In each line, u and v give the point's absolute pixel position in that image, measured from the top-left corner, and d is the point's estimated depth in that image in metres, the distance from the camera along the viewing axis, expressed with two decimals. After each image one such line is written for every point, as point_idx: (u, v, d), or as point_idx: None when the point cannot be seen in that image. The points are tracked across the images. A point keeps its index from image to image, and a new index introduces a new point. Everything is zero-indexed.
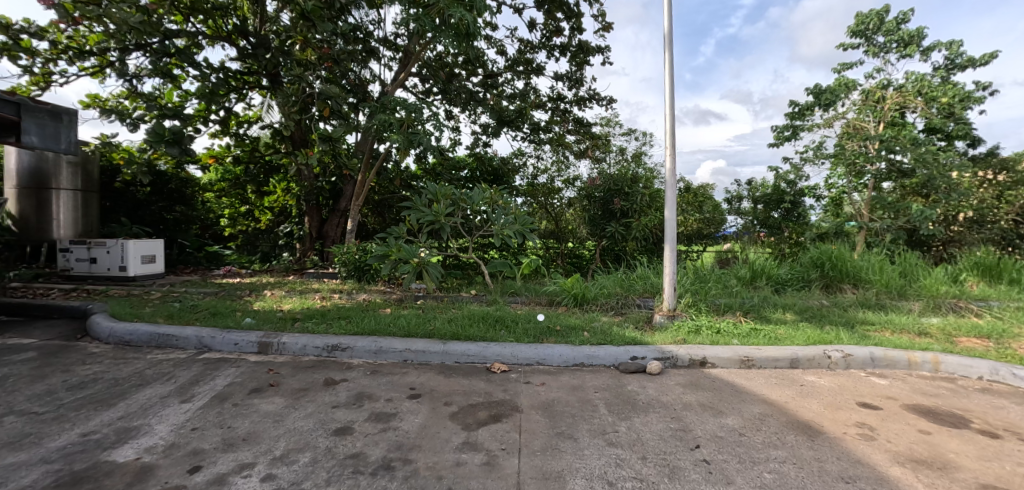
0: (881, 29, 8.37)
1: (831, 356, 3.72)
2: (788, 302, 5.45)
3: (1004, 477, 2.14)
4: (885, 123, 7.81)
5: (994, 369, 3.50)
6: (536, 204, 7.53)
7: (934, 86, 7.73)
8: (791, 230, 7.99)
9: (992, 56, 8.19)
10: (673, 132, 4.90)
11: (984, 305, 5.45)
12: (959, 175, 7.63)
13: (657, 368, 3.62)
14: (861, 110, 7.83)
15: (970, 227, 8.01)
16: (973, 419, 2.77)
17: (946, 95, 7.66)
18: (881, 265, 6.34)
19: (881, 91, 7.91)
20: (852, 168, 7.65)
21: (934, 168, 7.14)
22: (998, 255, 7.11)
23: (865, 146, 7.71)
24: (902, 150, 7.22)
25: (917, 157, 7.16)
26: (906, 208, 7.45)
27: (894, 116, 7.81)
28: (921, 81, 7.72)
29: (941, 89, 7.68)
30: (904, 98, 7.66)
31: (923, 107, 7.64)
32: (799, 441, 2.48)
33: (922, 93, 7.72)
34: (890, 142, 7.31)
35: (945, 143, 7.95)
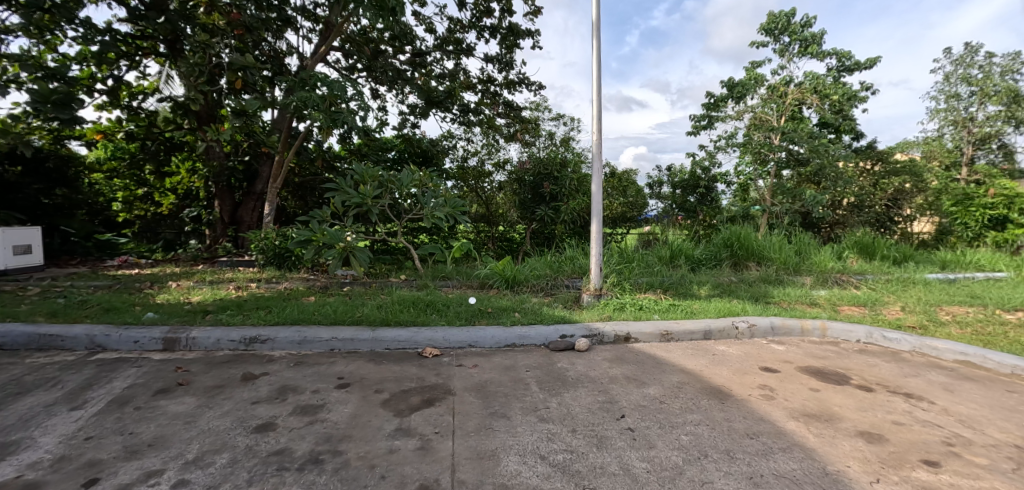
0: (787, 30, 9.16)
1: (738, 327, 4.10)
2: (702, 279, 5.91)
3: (877, 424, 2.50)
4: (785, 117, 8.58)
5: (869, 332, 4.05)
6: (467, 188, 7.45)
7: (827, 84, 8.56)
8: (705, 213, 8.67)
9: (875, 60, 9.28)
10: (600, 118, 5.05)
11: (861, 278, 6.27)
12: (843, 165, 8.64)
13: (584, 345, 3.77)
14: (765, 103, 8.56)
15: (852, 211, 9.16)
16: (852, 376, 3.20)
17: (837, 94, 8.52)
18: (780, 244, 7.05)
19: (784, 87, 8.64)
20: (757, 156, 8.38)
21: (825, 158, 8.04)
22: (872, 235, 8.19)
23: (767, 137, 8.51)
24: (800, 141, 8.08)
25: (812, 148, 7.99)
26: (802, 194, 8.27)
27: (793, 111, 8.58)
28: (818, 79, 8.52)
29: (834, 88, 8.49)
30: (803, 94, 8.39)
31: (818, 104, 8.40)
32: (711, 404, 2.71)
33: (818, 91, 8.49)
34: (789, 135, 8.10)
35: (835, 136, 8.92)
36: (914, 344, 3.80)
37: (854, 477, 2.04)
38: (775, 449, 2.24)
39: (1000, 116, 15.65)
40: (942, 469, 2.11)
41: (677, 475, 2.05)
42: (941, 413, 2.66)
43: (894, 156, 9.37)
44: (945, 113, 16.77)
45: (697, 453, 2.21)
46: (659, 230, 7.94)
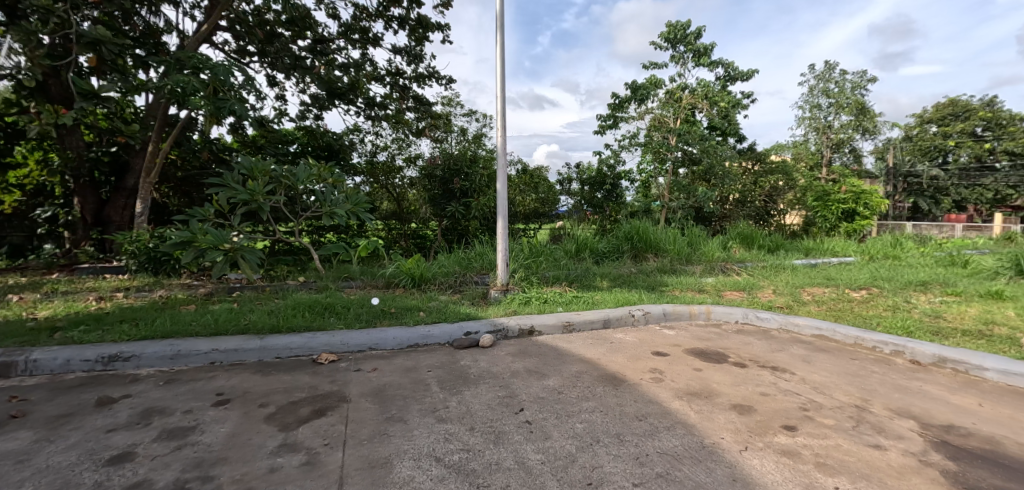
0: (682, 40, 9.92)
1: (634, 315, 4.34)
2: (605, 271, 6.21)
3: (748, 396, 2.76)
4: (680, 120, 9.28)
5: (745, 313, 4.51)
6: (377, 184, 7.14)
7: (716, 92, 9.38)
8: (611, 209, 9.11)
9: (754, 72, 10.36)
10: (504, 114, 5.06)
11: (742, 266, 6.98)
12: (729, 165, 9.59)
13: (488, 341, 3.75)
14: (663, 106, 9.19)
15: (737, 206, 10.19)
16: (730, 355, 3.51)
17: (724, 101, 9.38)
18: (674, 237, 7.64)
19: (680, 92, 9.35)
20: (657, 155, 8.99)
21: (714, 158, 8.87)
22: (752, 227, 9.19)
23: (665, 138, 9.14)
24: (692, 143, 8.82)
25: (702, 149, 8.81)
26: (695, 190, 9.08)
27: (687, 114, 9.31)
28: (708, 87, 9.29)
29: (721, 95, 9.36)
30: (695, 100, 9.15)
31: (708, 109, 9.25)
32: (606, 390, 2.82)
33: (708, 97, 9.30)
34: (683, 137, 8.81)
35: (722, 139, 9.84)
36: (780, 322, 4.29)
37: (727, 447, 2.22)
38: (660, 428, 2.37)
39: (850, 125, 18.47)
40: (798, 432, 2.38)
41: (570, 463, 2.08)
42: (798, 383, 3.01)
43: (770, 157, 10.58)
44: (809, 120, 19.30)
45: (590, 439, 2.27)
46: (568, 224, 8.19)
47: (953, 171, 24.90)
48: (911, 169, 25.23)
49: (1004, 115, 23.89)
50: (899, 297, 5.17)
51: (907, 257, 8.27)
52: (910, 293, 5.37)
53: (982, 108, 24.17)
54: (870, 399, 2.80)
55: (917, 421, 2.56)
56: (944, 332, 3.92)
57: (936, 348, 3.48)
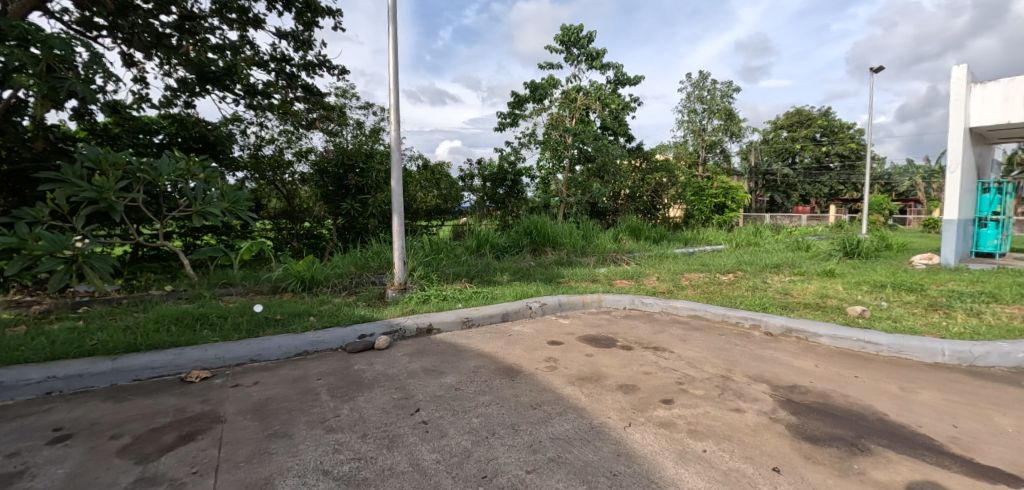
0: (576, 43, 10.45)
1: (531, 307, 4.51)
2: (505, 266, 6.38)
3: (632, 376, 3.00)
4: (576, 119, 9.80)
5: (632, 299, 4.89)
6: (263, 180, 6.50)
7: (607, 94, 9.97)
8: (512, 205, 9.38)
9: (640, 79, 11.22)
10: (398, 108, 4.92)
11: (630, 256, 7.58)
12: (619, 162, 10.34)
13: (384, 342, 3.64)
14: (560, 106, 9.59)
15: (627, 201, 11.06)
16: (618, 339, 3.79)
17: (615, 104, 10.04)
18: (570, 231, 8.08)
19: (575, 93, 9.81)
20: (555, 153, 9.40)
21: (605, 156, 9.53)
22: (639, 220, 10.05)
23: (562, 136, 9.51)
24: (587, 142, 9.37)
25: (596, 147, 9.37)
26: (590, 187, 9.67)
27: (582, 114, 9.84)
28: (600, 90, 9.82)
29: (612, 98, 9.99)
30: (588, 101, 9.72)
31: (600, 110, 9.87)
32: (502, 383, 2.88)
33: (601, 99, 9.86)
34: (579, 136, 9.31)
35: (613, 139, 10.58)
36: (661, 306, 4.73)
37: (613, 425, 2.39)
38: (553, 414, 2.48)
39: (720, 129, 21.03)
40: (673, 404, 2.63)
41: (465, 458, 2.09)
42: (674, 360, 3.34)
43: (657, 155, 11.50)
44: (688, 124, 21.51)
45: (486, 433, 2.30)
46: (472, 220, 8.32)
47: (799, 169, 29.48)
48: (768, 168, 29.39)
49: (836, 124, 28.73)
50: (756, 278, 5.99)
51: (764, 243, 9.62)
52: (764, 275, 6.25)
53: (820, 117, 28.88)
54: (732, 369, 3.20)
55: (767, 383, 2.98)
56: (790, 306, 4.62)
57: (786, 320, 4.07)
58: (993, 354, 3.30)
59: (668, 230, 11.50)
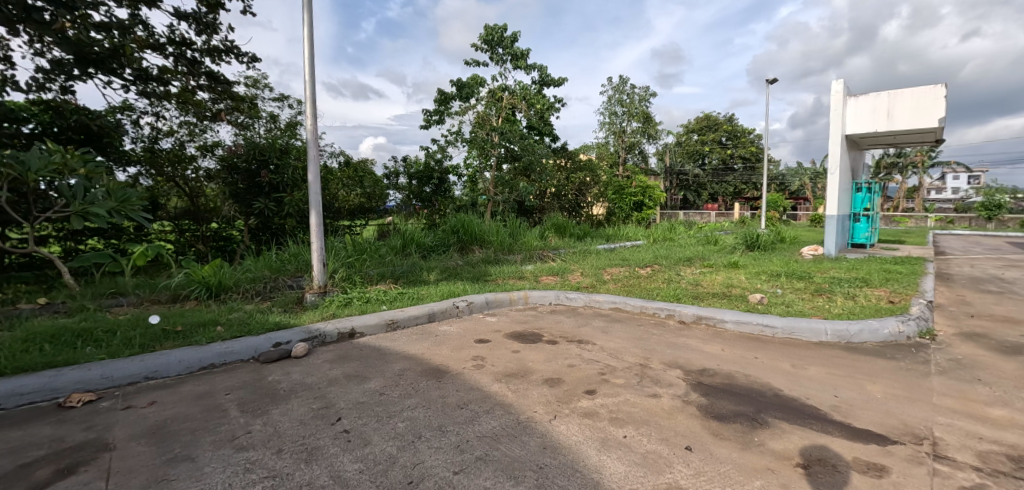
0: (501, 43, 10.55)
1: (458, 306, 4.52)
2: (432, 266, 6.34)
3: (556, 369, 3.12)
4: (503, 118, 9.94)
5: (557, 295, 5.08)
6: (161, 177, 5.84)
7: (533, 95, 10.27)
8: (439, 203, 9.40)
9: (563, 81, 11.58)
10: (313, 101, 4.68)
11: (556, 252, 7.85)
12: (545, 162, 10.67)
13: (302, 350, 3.44)
14: (487, 105, 9.68)
15: (553, 199, 11.45)
16: (543, 334, 3.92)
17: (540, 104, 10.37)
18: (497, 229, 8.21)
19: (501, 93, 9.96)
20: (482, 151, 9.39)
21: (531, 155, 9.84)
22: (564, 218, 10.46)
23: (488, 135, 9.61)
24: (513, 141, 9.60)
25: (522, 146, 9.68)
26: (516, 185, 9.87)
27: (508, 113, 10.01)
28: (526, 90, 10.09)
29: (537, 98, 10.31)
30: (514, 101, 9.93)
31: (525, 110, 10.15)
32: (429, 385, 2.85)
33: (526, 99, 10.13)
34: (505, 136, 9.50)
35: (538, 138, 10.87)
36: (584, 300, 4.97)
37: (539, 419, 2.45)
38: (480, 413, 2.50)
39: (638, 131, 22.36)
40: (596, 394, 2.76)
41: (391, 465, 2.03)
42: (597, 351, 3.51)
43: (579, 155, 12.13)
44: (609, 125, 22.60)
45: (412, 437, 2.26)
46: (397, 220, 8.20)
47: (707, 170, 32.20)
48: (681, 169, 31.75)
49: (738, 129, 31.73)
50: (671, 271, 6.47)
51: (677, 238, 10.39)
52: (677, 268, 6.75)
53: (725, 122, 31.75)
54: (648, 357, 3.43)
55: (679, 369, 3.22)
56: (700, 296, 5.04)
57: (695, 309, 4.44)
58: (864, 331, 3.84)
59: (591, 227, 12.04)
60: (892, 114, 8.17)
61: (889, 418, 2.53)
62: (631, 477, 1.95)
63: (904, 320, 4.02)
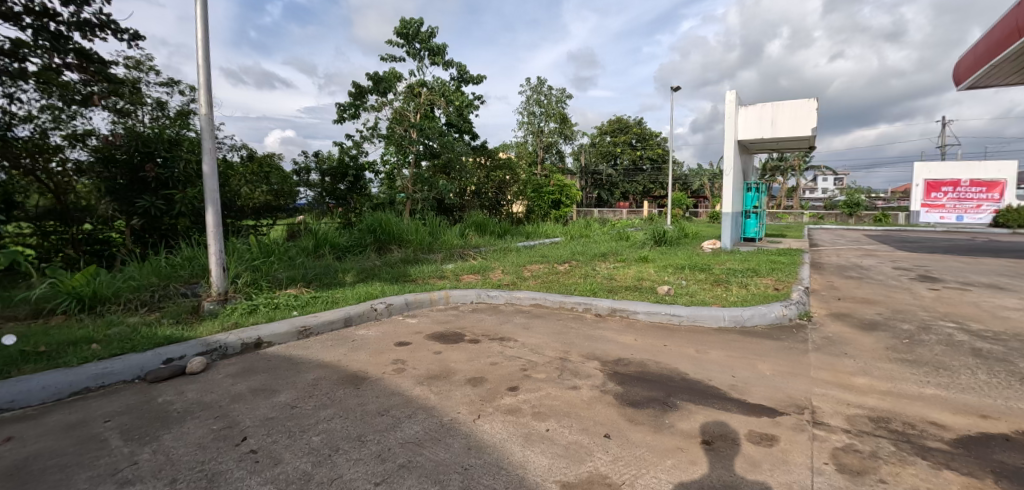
0: (417, 37, 10.33)
1: (376, 309, 4.35)
2: (347, 267, 6.05)
3: (479, 368, 3.12)
4: (421, 114, 10.08)
5: (478, 294, 5.11)
6: (16, 171, 4.91)
7: (452, 92, 10.53)
8: (355, 201, 9.25)
9: (481, 77, 11.79)
10: (208, 88, 4.21)
11: (476, 251, 7.89)
12: (465, 160, 10.76)
13: (199, 365, 3.08)
14: (406, 100, 9.75)
15: (473, 197, 11.55)
16: (466, 333, 3.91)
17: (460, 101, 10.61)
18: (416, 227, 8.13)
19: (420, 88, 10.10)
20: (399, 147, 9.48)
21: (450, 153, 9.98)
22: (484, 216, 10.56)
23: (405, 130, 9.77)
24: (432, 138, 9.69)
25: (441, 144, 9.75)
26: (436, 183, 10.01)
27: (427, 109, 10.21)
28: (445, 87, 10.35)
29: (456, 96, 10.56)
30: (433, 97, 10.09)
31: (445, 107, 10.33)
32: (346, 394, 2.70)
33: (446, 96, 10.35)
34: (424, 132, 9.56)
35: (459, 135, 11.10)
36: (505, 297, 5.04)
37: (464, 419, 2.42)
38: (403, 418, 2.41)
39: (556, 131, 23.11)
40: (519, 390, 2.80)
41: (305, 483, 1.87)
42: (519, 348, 3.56)
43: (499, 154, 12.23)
44: (528, 125, 23.13)
45: (329, 450, 2.11)
46: (309, 219, 7.76)
47: (620, 170, 34.26)
48: (596, 168, 33.37)
49: (647, 132, 34.09)
50: (587, 266, 6.78)
51: (593, 235, 10.91)
52: (594, 263, 7.09)
53: (634, 126, 33.99)
54: (568, 350, 3.55)
55: (597, 360, 3.37)
56: (614, 289, 5.34)
57: (609, 301, 4.69)
58: (756, 316, 4.30)
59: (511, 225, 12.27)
60: (775, 123, 9.23)
61: (776, 393, 2.85)
62: (556, 469, 1.99)
63: (788, 304, 4.57)
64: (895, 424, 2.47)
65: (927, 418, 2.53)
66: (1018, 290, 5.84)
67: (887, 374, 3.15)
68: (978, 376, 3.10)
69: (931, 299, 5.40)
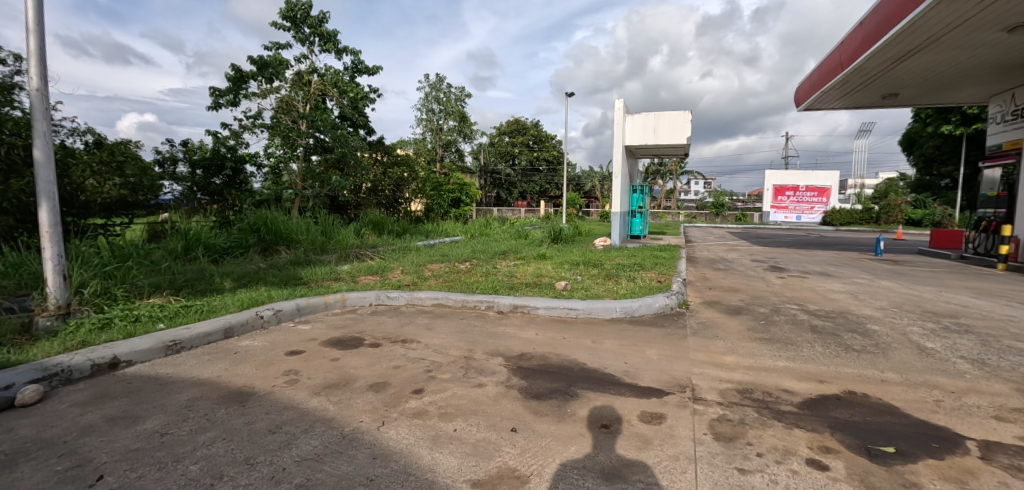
0: (305, 22, 9.61)
1: (263, 316, 3.95)
2: (226, 270, 5.42)
3: (382, 373, 3.00)
4: (311, 104, 10.00)
5: (377, 295, 4.92)
6: None
7: (344, 82, 10.64)
8: (234, 198, 8.58)
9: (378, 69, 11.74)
10: (40, 59, 3.48)
11: (374, 250, 7.57)
12: (361, 156, 10.54)
13: (33, 395, 2.51)
14: (293, 88, 9.68)
15: (369, 195, 11.21)
16: (365, 338, 3.74)
17: (352, 92, 10.76)
18: (307, 226, 7.62)
19: (309, 76, 10.05)
20: (286, 139, 9.25)
21: (345, 148, 9.79)
22: (382, 214, 10.21)
23: (293, 121, 9.57)
24: (323, 131, 9.53)
25: (333, 137, 9.58)
26: (329, 179, 9.71)
27: (317, 100, 10.14)
28: (336, 76, 10.45)
29: (349, 86, 10.71)
30: (324, 87, 10.06)
31: (337, 97, 10.41)
32: (229, 413, 2.40)
33: (338, 85, 10.46)
34: (315, 124, 9.43)
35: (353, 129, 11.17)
36: (406, 298, 4.92)
37: (368, 428, 2.30)
38: (298, 434, 2.22)
39: (455, 129, 23.06)
40: (425, 392, 2.74)
41: None
42: (422, 349, 3.49)
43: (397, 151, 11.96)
44: (427, 122, 22.81)
45: (210, 479, 1.86)
46: (177, 216, 6.91)
47: (518, 170, 35.38)
48: (495, 168, 34.05)
49: (543, 134, 35.68)
50: (488, 264, 6.89)
51: (493, 234, 11.12)
52: (495, 261, 7.22)
53: (531, 128, 35.36)
54: (472, 348, 3.57)
55: (500, 356, 3.44)
56: (515, 286, 5.50)
57: (510, 298, 4.82)
58: (643, 306, 4.74)
59: (410, 224, 12.02)
60: (656, 132, 10.20)
61: (662, 375, 3.17)
62: (465, 468, 1.99)
63: (669, 294, 5.10)
64: (756, 394, 2.89)
65: (779, 387, 3.00)
66: (839, 276, 7.20)
67: (748, 351, 3.68)
68: (814, 348, 3.76)
69: (778, 285, 6.42)
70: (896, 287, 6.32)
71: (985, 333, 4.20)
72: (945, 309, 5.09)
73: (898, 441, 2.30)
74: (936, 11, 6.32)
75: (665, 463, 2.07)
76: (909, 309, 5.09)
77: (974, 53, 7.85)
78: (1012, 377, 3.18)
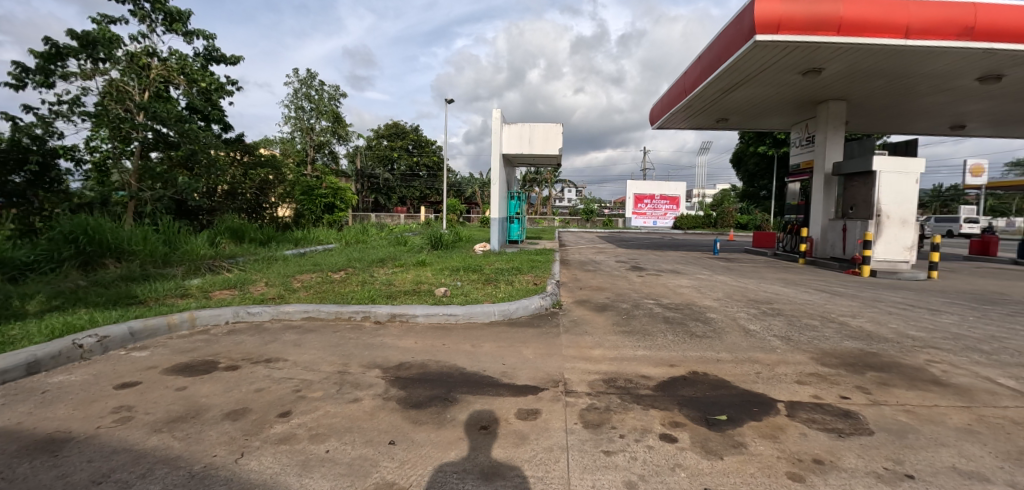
0: None
1: (82, 345, 3.28)
2: (26, 291, 4.39)
3: (242, 398, 2.72)
4: (149, 92, 8.76)
5: (235, 312, 4.42)
6: None
7: (194, 70, 9.55)
8: (45, 201, 7.09)
9: (237, 59, 10.79)
10: None
11: (232, 262, 6.74)
12: (216, 154, 9.38)
13: None
14: (124, 72, 8.35)
15: (227, 198, 10.12)
16: (220, 360, 3.33)
17: (204, 81, 9.70)
18: (144, 235, 6.50)
19: (146, 58, 8.77)
20: (116, 131, 8.03)
21: (194, 144, 8.71)
22: (242, 220, 9.15)
23: (127, 111, 8.36)
24: (165, 123, 8.34)
25: (179, 132, 8.48)
26: (174, 179, 8.49)
27: (158, 87, 8.91)
28: (183, 62, 9.32)
29: (200, 75, 9.63)
30: (167, 73, 8.90)
31: (184, 85, 9.26)
32: (34, 467, 1.96)
33: (186, 72, 9.36)
34: (155, 114, 8.24)
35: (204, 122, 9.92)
36: (270, 313, 4.50)
37: (224, 462, 2.07)
38: (134, 479, 1.91)
39: (328, 130, 21.70)
40: (293, 415, 2.55)
41: None
42: (290, 368, 3.23)
43: (259, 151, 10.91)
44: (295, 120, 21.12)
45: None
46: None
47: (397, 175, 34.53)
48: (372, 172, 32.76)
49: (425, 140, 35.44)
50: (364, 273, 6.63)
51: (371, 240, 10.71)
52: (371, 269, 6.95)
53: (411, 132, 34.91)
54: (347, 362, 3.41)
55: (378, 368, 3.33)
56: (394, 295, 5.38)
57: (388, 307, 4.69)
58: (520, 308, 4.99)
59: (276, 230, 10.97)
60: (532, 141, 10.79)
61: (537, 372, 3.38)
62: None
63: (544, 296, 5.43)
64: (619, 382, 3.24)
65: (638, 373, 3.40)
66: (686, 273, 8.37)
67: (612, 344, 4.10)
68: (665, 337, 4.33)
69: (638, 283, 7.24)
70: (728, 280, 7.57)
71: (790, 314, 5.27)
72: (762, 297, 6.25)
73: (728, 409, 2.78)
74: (753, 52, 7.73)
75: (540, 455, 2.22)
76: (737, 298, 6.14)
77: (780, 89, 9.76)
78: (807, 348, 4.04)
